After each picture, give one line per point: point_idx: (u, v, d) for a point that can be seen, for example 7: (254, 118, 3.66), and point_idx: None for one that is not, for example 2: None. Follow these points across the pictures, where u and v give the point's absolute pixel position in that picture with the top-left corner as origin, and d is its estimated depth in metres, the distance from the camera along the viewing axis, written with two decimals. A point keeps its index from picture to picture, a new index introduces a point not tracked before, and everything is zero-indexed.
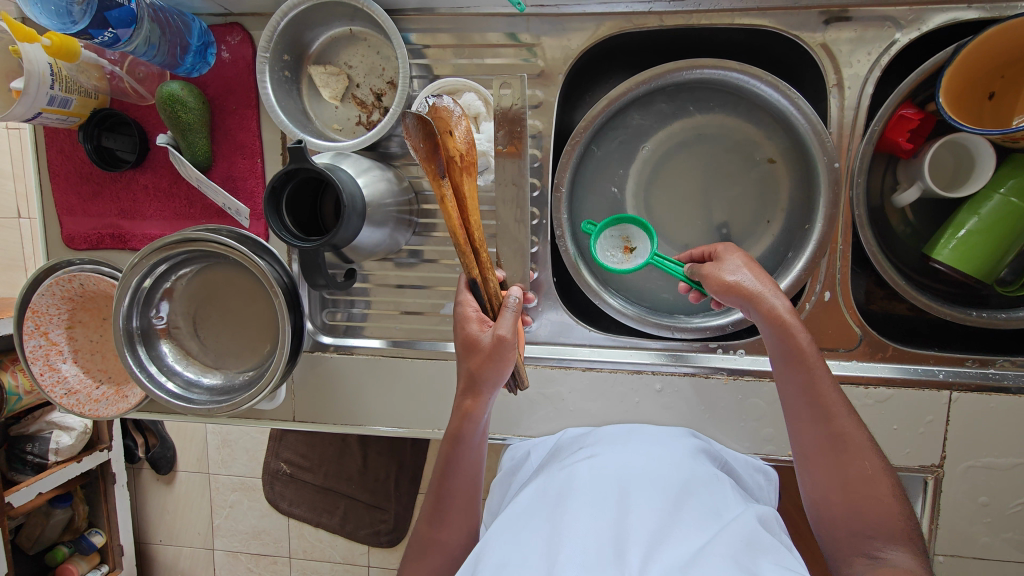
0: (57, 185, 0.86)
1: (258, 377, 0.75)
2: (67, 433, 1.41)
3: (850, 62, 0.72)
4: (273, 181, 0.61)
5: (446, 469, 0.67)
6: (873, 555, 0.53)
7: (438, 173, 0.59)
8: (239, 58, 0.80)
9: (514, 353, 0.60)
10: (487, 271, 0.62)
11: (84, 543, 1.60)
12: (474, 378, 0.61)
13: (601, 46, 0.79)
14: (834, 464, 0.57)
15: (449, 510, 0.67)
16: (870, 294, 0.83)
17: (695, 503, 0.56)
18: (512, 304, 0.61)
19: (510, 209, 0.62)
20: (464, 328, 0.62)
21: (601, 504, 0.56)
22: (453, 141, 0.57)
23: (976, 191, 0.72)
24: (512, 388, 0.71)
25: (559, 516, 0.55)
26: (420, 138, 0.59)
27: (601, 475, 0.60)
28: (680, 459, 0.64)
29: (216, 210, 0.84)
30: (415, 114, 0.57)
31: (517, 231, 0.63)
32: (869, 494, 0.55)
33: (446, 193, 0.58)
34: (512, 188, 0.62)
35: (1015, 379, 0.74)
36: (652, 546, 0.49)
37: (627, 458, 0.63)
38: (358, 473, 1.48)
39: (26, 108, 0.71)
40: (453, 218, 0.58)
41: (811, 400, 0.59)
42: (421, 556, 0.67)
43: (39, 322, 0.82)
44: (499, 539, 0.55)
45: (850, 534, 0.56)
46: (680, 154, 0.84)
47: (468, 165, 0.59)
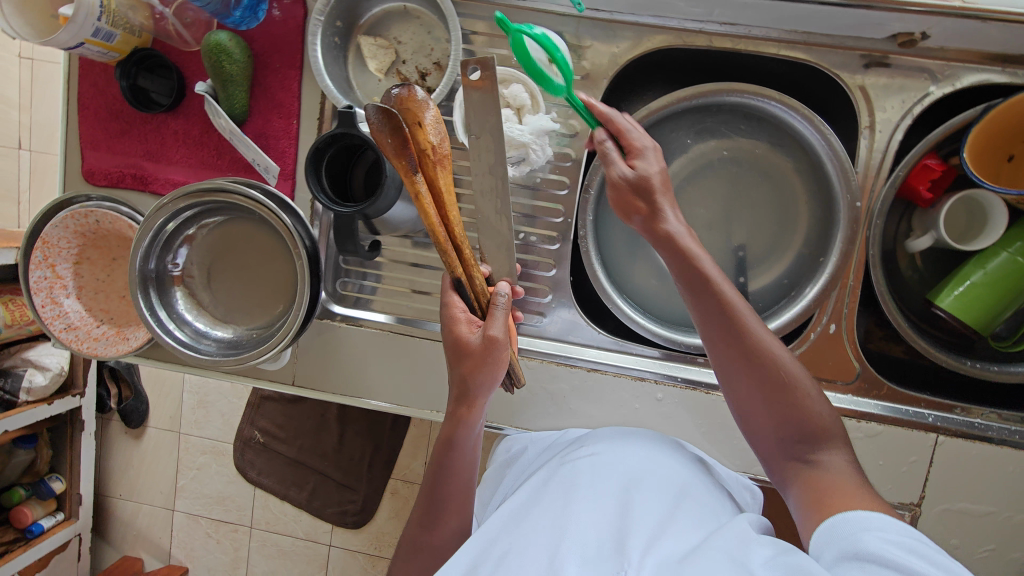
0: (85, 118, 0.85)
1: (269, 335, 0.75)
2: (42, 372, 1.39)
3: (884, 107, 0.74)
4: (318, 142, 0.62)
5: (444, 458, 0.68)
6: (812, 463, 0.59)
7: (411, 169, 0.55)
8: (289, 18, 0.80)
9: (506, 354, 0.62)
10: (471, 268, 0.62)
11: (43, 488, 1.56)
12: (467, 383, 0.63)
13: (647, 58, 0.81)
14: (765, 385, 0.62)
15: (446, 486, 0.68)
16: (869, 333, 0.87)
17: (690, 511, 0.58)
18: (501, 303, 0.61)
19: (490, 202, 0.60)
20: (453, 329, 0.63)
21: (603, 502, 0.57)
22: (423, 133, 0.56)
23: (987, 247, 0.74)
24: (509, 385, 0.74)
25: (566, 509, 0.57)
26: (385, 130, 0.54)
27: (605, 474, 0.62)
28: (678, 468, 0.65)
29: (245, 164, 0.83)
30: (379, 105, 0.52)
31: (499, 224, 0.61)
32: (809, 408, 0.61)
33: (421, 189, 0.55)
34: (489, 178, 0.59)
35: (998, 430, 0.77)
36: (650, 540, 0.51)
37: (628, 458, 0.65)
38: (333, 450, 1.48)
39: (70, 36, 0.71)
40: (431, 216, 0.55)
41: (738, 342, 0.63)
42: (411, 556, 0.69)
43: (47, 254, 0.81)
44: (503, 528, 0.57)
45: (784, 441, 0.62)
46: (708, 173, 0.86)
47: (444, 157, 0.57)
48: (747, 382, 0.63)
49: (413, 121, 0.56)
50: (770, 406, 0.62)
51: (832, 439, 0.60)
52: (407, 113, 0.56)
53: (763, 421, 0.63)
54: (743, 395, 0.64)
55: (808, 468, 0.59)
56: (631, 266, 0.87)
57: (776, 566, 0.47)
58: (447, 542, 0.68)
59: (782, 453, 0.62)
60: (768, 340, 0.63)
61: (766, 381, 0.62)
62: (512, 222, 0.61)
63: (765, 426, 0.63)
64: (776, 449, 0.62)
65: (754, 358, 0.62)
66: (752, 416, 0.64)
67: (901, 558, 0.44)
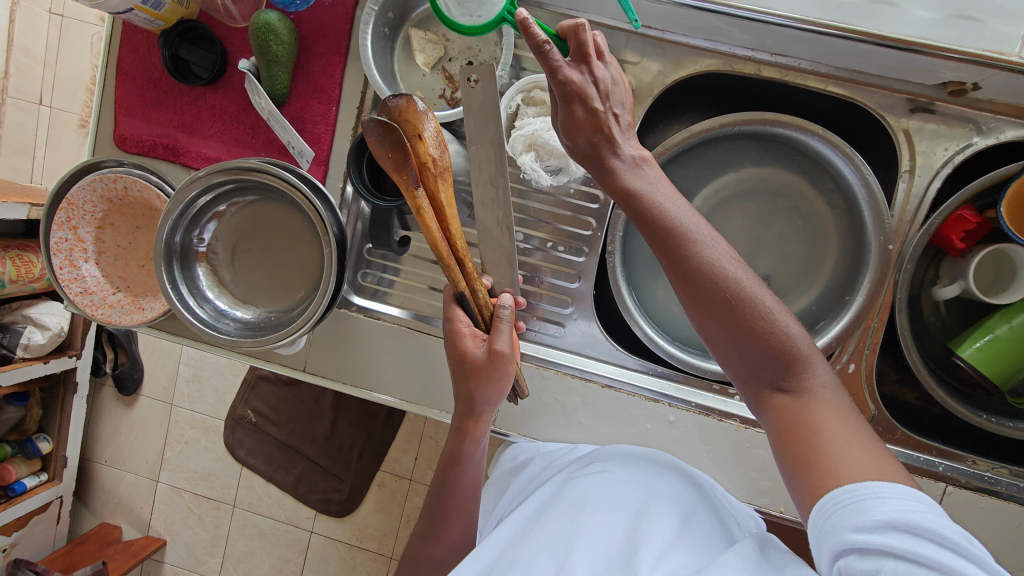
0: (122, 84, 0.84)
1: (290, 318, 0.74)
2: (40, 331, 1.38)
3: (926, 153, 0.74)
4: (359, 139, 0.63)
5: (449, 466, 0.68)
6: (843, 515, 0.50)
7: (411, 183, 0.58)
8: (339, 4, 0.79)
9: (512, 368, 0.63)
10: (475, 281, 0.62)
11: (29, 448, 1.54)
12: (472, 399, 0.64)
13: (692, 81, 0.81)
14: (737, 328, 0.56)
15: (453, 489, 0.68)
16: (883, 376, 0.87)
17: (699, 531, 0.58)
18: (506, 315, 0.63)
19: (491, 213, 0.63)
20: (457, 343, 0.63)
21: (613, 523, 0.58)
22: (423, 145, 0.58)
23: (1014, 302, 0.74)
24: (512, 398, 0.76)
25: (576, 529, 0.57)
26: (386, 147, 0.58)
27: (616, 494, 0.62)
28: (687, 489, 0.66)
29: (279, 146, 0.83)
30: (376, 119, 0.57)
31: (500, 236, 0.63)
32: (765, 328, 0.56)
33: (422, 202, 0.57)
34: (490, 189, 0.62)
35: (1008, 486, 0.77)
36: (659, 556, 0.51)
37: (637, 479, 0.65)
38: (323, 437, 1.52)
39: (122, 1, 0.70)
40: (431, 228, 0.57)
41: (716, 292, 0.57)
42: (415, 569, 0.69)
43: (71, 216, 0.80)
44: (514, 548, 0.57)
45: (753, 372, 0.57)
46: (740, 201, 0.86)
47: (444, 170, 0.60)
48: (722, 333, 0.58)
49: (413, 134, 0.58)
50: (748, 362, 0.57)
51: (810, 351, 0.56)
52: (406, 124, 0.58)
53: (740, 364, 0.58)
54: (722, 344, 0.58)
55: (790, 399, 0.55)
56: (654, 285, 0.86)
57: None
58: (448, 557, 0.69)
59: (756, 380, 0.57)
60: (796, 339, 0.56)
61: (744, 330, 0.56)
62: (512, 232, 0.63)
63: (736, 360, 0.58)
64: (750, 382, 0.58)
65: (731, 300, 0.56)
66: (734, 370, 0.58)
67: (895, 542, 0.44)
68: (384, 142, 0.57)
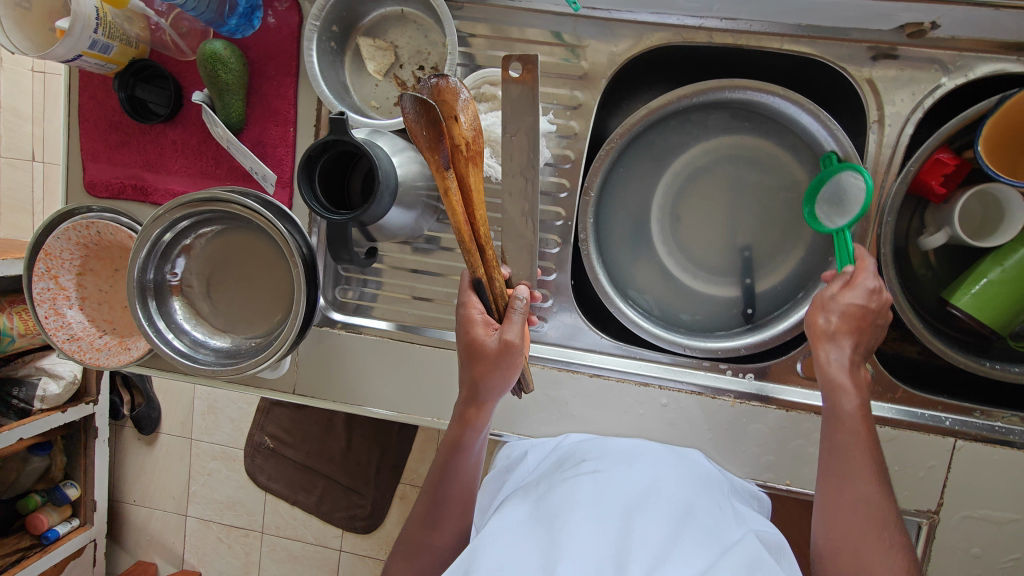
0: (85, 131, 0.85)
1: (267, 344, 0.74)
2: (55, 381, 1.40)
3: (893, 101, 0.72)
4: (308, 150, 0.60)
5: (442, 477, 0.69)
6: None
7: (443, 165, 0.54)
8: (284, 25, 0.79)
9: (519, 360, 0.62)
10: (493, 270, 0.61)
11: (58, 495, 1.57)
12: (477, 386, 0.64)
13: (647, 56, 0.79)
14: (853, 521, 0.58)
15: (452, 481, 0.69)
16: (882, 334, 0.83)
17: (693, 528, 0.57)
18: (519, 308, 0.61)
19: (517, 202, 0.60)
20: (469, 330, 0.62)
21: (602, 526, 0.56)
22: (458, 128, 0.55)
23: (1004, 243, 0.71)
24: (518, 391, 0.72)
25: (559, 532, 0.56)
26: (422, 125, 0.53)
27: (605, 495, 0.60)
28: (683, 483, 0.64)
29: (242, 173, 0.83)
30: (416, 97, 0.51)
31: (522, 227, 0.61)
32: (873, 533, 0.57)
33: (451, 185, 0.55)
34: (519, 180, 0.59)
35: (1021, 433, 0.74)
36: (651, 569, 0.50)
37: (630, 480, 0.63)
38: (340, 454, 1.47)
39: (67, 48, 0.71)
40: (458, 214, 0.55)
41: (848, 456, 0.61)
42: (410, 555, 0.70)
43: (50, 265, 0.81)
44: (493, 539, 0.57)
45: (852, 560, 0.57)
46: (711, 171, 0.82)
47: (474, 155, 0.57)
48: (842, 512, 0.59)
49: (449, 115, 0.55)
50: (848, 519, 0.58)
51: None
52: (442, 104, 0.55)
53: (841, 547, 0.58)
54: (836, 533, 0.59)
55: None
56: (634, 269, 0.84)
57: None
58: (446, 547, 0.70)
59: (847, 574, 0.57)
60: (846, 373, 0.62)
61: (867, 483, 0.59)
62: (536, 225, 0.61)
63: (838, 545, 0.59)
64: (842, 568, 0.58)
65: (855, 472, 0.60)
66: (832, 531, 0.59)
67: None
68: (422, 119, 0.52)
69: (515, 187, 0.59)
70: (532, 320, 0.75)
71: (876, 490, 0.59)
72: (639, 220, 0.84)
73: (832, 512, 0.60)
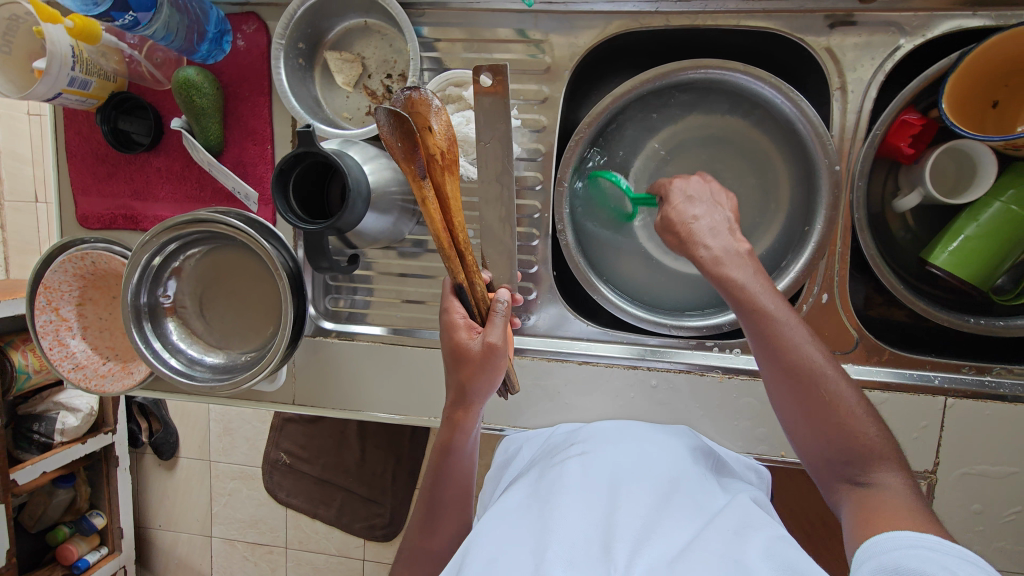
0: (74, 166, 0.88)
1: (260, 358, 0.77)
2: (73, 414, 1.44)
3: (854, 67, 0.72)
4: (280, 165, 0.62)
5: (437, 478, 0.68)
6: (861, 482, 0.55)
7: (418, 174, 0.55)
8: (254, 47, 0.82)
9: (504, 361, 0.62)
10: (473, 275, 0.61)
11: (86, 524, 1.61)
12: (464, 389, 0.63)
13: (609, 45, 0.80)
14: (827, 422, 0.57)
15: (448, 480, 0.68)
16: (869, 300, 0.84)
17: (681, 499, 0.58)
18: (501, 310, 0.60)
19: (494, 209, 0.61)
20: (453, 334, 0.62)
21: (590, 501, 0.57)
22: (433, 138, 0.56)
23: (977, 198, 0.71)
24: (505, 392, 0.73)
25: (549, 511, 0.56)
26: (397, 137, 0.54)
27: (593, 474, 0.61)
28: (671, 457, 0.66)
29: (226, 194, 0.86)
30: (391, 109, 0.52)
31: (501, 232, 0.62)
32: (845, 425, 0.56)
33: (428, 194, 0.55)
34: (495, 185, 0.61)
35: (1012, 386, 0.74)
36: (640, 544, 0.50)
37: (619, 458, 0.64)
38: (355, 465, 1.49)
39: (48, 87, 0.73)
40: (437, 220, 0.55)
41: (795, 354, 0.58)
42: (411, 562, 0.69)
43: (51, 298, 0.84)
44: (487, 529, 0.57)
45: (833, 462, 0.57)
46: (682, 154, 0.83)
47: (450, 164, 0.58)
48: (812, 416, 0.58)
49: (423, 126, 0.56)
50: (818, 424, 0.57)
51: (887, 459, 0.55)
52: (416, 116, 0.57)
53: (823, 451, 0.58)
54: (812, 439, 0.59)
55: (862, 491, 0.54)
56: (615, 255, 0.85)
57: (771, 559, 0.47)
58: (447, 546, 0.69)
59: (830, 471, 0.58)
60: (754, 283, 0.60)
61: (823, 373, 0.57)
62: (514, 229, 0.63)
63: (819, 443, 0.58)
64: (826, 469, 0.58)
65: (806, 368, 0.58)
66: (812, 434, 0.58)
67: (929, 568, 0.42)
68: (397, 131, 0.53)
69: (493, 191, 0.61)
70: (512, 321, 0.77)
71: (831, 378, 0.57)
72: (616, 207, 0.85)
73: (800, 414, 0.59)
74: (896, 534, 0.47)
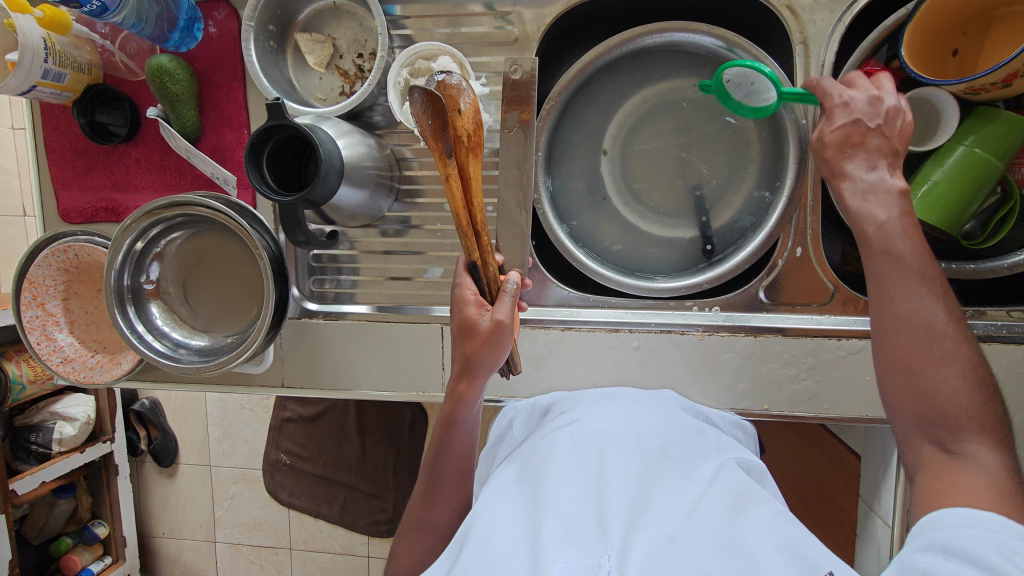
0: (53, 161, 0.89)
1: (241, 341, 0.78)
2: (70, 424, 1.43)
3: (814, 21, 0.74)
4: (251, 138, 0.62)
5: (438, 451, 0.69)
6: (951, 452, 0.50)
7: (444, 152, 0.58)
8: (225, 32, 0.83)
9: (511, 336, 0.61)
10: (487, 253, 0.63)
11: (87, 535, 1.61)
12: (469, 361, 0.62)
13: (576, 14, 0.82)
14: (916, 386, 0.53)
15: (450, 454, 0.69)
16: (846, 256, 0.85)
17: (668, 466, 0.58)
18: (511, 290, 0.61)
19: (513, 194, 0.64)
20: (462, 310, 0.62)
21: (582, 471, 0.56)
22: (462, 120, 0.58)
23: (943, 143, 0.73)
24: (507, 372, 0.74)
25: (542, 482, 0.56)
26: (428, 116, 0.58)
27: (584, 442, 0.61)
28: (659, 423, 0.66)
29: (206, 180, 0.87)
30: (425, 90, 0.57)
31: (517, 215, 0.65)
32: (934, 390, 0.52)
33: (452, 171, 0.58)
34: (514, 170, 0.65)
35: (985, 327, 0.75)
36: (634, 516, 0.51)
37: (607, 424, 0.64)
38: (357, 462, 1.50)
39: (20, 80, 0.74)
40: (456, 198, 0.58)
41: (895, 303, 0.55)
42: (411, 531, 0.72)
43: (36, 293, 0.84)
44: (483, 508, 0.57)
45: (922, 425, 0.52)
46: (655, 119, 0.84)
47: (474, 145, 0.60)
48: (902, 378, 0.54)
49: (453, 108, 0.58)
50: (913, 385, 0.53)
51: (977, 428, 0.49)
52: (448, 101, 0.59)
53: (905, 409, 0.54)
54: (901, 397, 0.54)
55: (951, 465, 0.49)
56: (595, 223, 0.86)
57: (768, 530, 0.48)
58: (449, 521, 0.71)
59: (915, 435, 0.53)
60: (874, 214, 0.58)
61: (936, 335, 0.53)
62: (528, 212, 0.66)
63: (905, 407, 0.54)
64: (912, 429, 0.53)
65: (919, 328, 0.54)
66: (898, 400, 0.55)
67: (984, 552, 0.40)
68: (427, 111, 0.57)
69: (510, 175, 0.65)
70: (522, 304, 0.73)
71: (931, 335, 0.53)
72: (593, 175, 0.86)
73: (887, 368, 0.56)
74: (947, 514, 0.45)
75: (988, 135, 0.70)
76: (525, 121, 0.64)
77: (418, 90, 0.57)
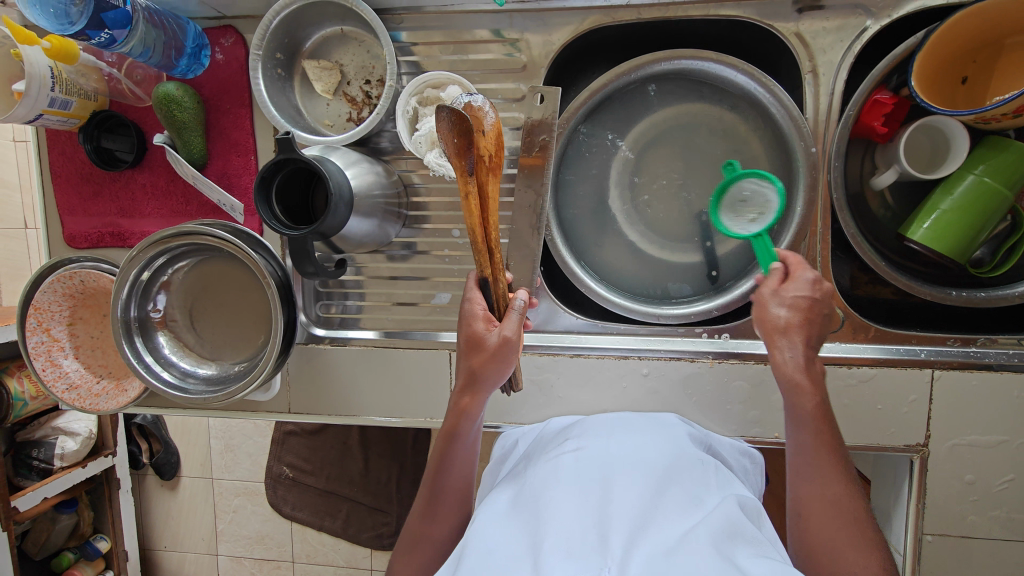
0: (59, 186, 0.89)
1: (250, 369, 0.77)
2: (72, 438, 1.42)
3: (824, 49, 0.74)
4: (262, 171, 0.62)
5: (440, 464, 0.67)
6: None
7: (467, 170, 0.60)
8: (232, 59, 0.83)
9: (517, 354, 0.61)
10: (498, 271, 0.63)
11: (90, 549, 1.58)
12: (475, 376, 0.61)
13: (583, 40, 0.82)
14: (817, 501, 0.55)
15: (448, 470, 0.67)
16: (855, 279, 0.84)
17: (677, 489, 0.54)
18: (518, 306, 0.60)
19: (525, 215, 0.66)
20: (471, 325, 0.62)
21: (582, 493, 0.53)
22: (485, 140, 0.60)
23: (952, 172, 0.72)
24: (506, 388, 0.73)
25: (543, 506, 0.53)
26: (453, 134, 0.60)
27: (587, 467, 0.57)
28: (661, 446, 0.62)
29: (212, 207, 0.86)
30: (453, 110, 0.58)
31: (530, 237, 0.66)
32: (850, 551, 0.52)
33: (472, 190, 0.60)
34: (529, 194, 0.66)
35: (996, 356, 0.74)
36: (632, 539, 0.47)
37: (609, 445, 0.61)
38: (359, 475, 1.48)
39: (27, 109, 0.73)
40: (474, 217, 0.60)
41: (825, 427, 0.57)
42: (412, 546, 0.68)
43: (41, 319, 0.82)
44: (481, 531, 0.53)
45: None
46: (662, 145, 0.84)
47: (496, 165, 0.61)
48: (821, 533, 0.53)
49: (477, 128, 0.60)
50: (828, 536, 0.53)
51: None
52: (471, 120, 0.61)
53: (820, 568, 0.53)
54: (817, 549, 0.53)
55: None
56: (602, 249, 0.86)
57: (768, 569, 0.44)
58: (446, 541, 0.68)
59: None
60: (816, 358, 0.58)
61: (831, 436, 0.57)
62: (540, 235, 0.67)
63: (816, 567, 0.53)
64: None
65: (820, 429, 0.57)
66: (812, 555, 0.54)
67: None
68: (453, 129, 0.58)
69: (525, 201, 0.66)
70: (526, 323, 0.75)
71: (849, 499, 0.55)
72: (601, 200, 0.86)
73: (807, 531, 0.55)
74: None
75: (999, 164, 0.69)
76: (537, 165, 0.65)
77: (444, 108, 0.59)
